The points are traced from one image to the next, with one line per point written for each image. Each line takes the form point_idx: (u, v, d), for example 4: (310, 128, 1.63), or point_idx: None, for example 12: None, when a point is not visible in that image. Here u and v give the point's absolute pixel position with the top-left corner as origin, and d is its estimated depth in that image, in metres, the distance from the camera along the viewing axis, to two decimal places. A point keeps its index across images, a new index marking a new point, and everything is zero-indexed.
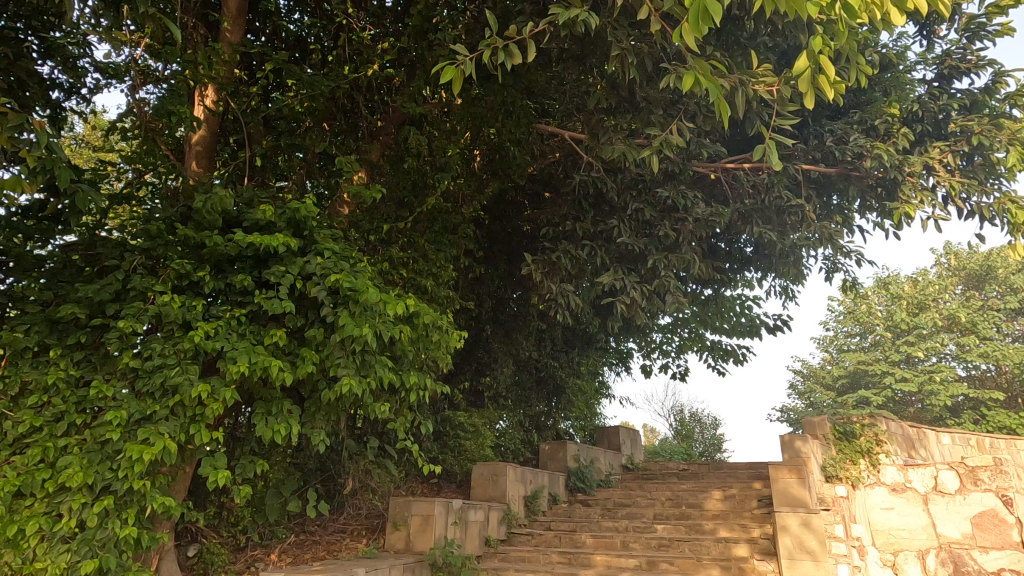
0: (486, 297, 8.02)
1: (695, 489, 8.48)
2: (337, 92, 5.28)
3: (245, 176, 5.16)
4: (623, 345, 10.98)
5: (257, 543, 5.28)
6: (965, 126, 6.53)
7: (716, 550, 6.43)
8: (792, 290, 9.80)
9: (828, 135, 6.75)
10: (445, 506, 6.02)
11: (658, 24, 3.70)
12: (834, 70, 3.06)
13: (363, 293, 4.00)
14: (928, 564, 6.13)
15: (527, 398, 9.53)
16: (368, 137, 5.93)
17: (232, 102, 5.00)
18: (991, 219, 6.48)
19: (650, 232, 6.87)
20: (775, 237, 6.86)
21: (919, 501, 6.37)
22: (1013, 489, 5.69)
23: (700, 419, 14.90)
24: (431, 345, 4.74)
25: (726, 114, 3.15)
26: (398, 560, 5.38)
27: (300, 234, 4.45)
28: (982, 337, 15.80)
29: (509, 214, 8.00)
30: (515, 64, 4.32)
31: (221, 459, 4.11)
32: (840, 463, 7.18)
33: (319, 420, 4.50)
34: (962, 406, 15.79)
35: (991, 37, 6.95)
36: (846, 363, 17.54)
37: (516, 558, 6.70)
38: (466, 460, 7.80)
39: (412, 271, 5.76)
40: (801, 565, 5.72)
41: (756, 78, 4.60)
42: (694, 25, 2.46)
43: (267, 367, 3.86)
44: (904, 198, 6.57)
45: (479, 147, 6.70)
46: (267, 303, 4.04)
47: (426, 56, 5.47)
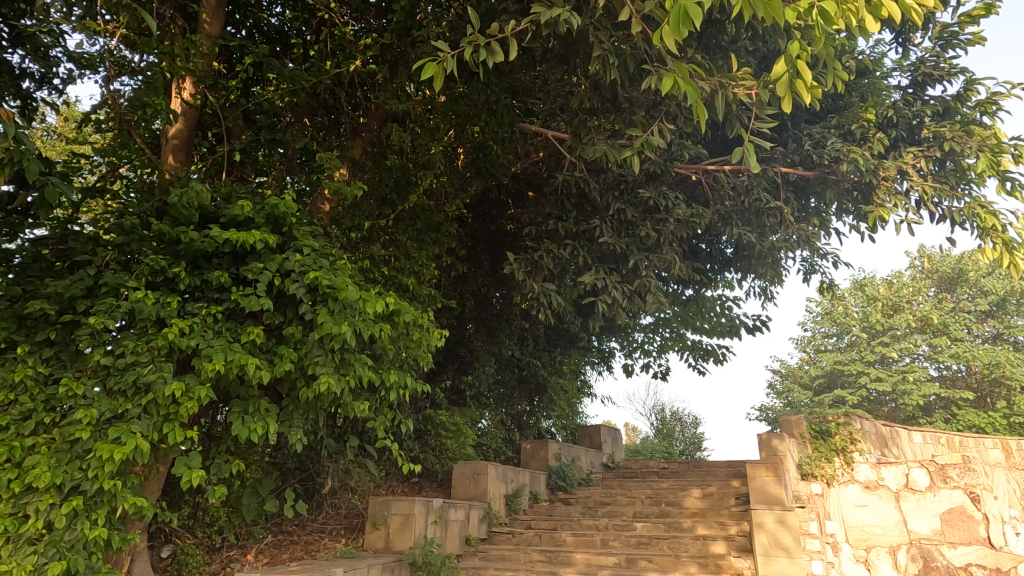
0: (469, 296, 8.02)
1: (674, 487, 8.58)
2: (318, 88, 5.23)
3: (224, 171, 5.08)
4: (606, 345, 11.07)
5: (234, 544, 5.21)
6: (938, 132, 6.68)
7: (694, 548, 6.50)
8: (771, 291, 9.94)
9: (806, 139, 6.87)
10: (425, 506, 6.00)
11: (640, 26, 3.71)
12: (810, 75, 3.13)
13: (342, 291, 3.96)
14: (898, 560, 6.39)
15: (509, 396, 9.54)
16: (351, 133, 5.88)
17: (210, 95, 4.91)
18: (962, 224, 6.64)
19: (631, 232, 6.92)
20: (755, 239, 6.95)
21: (890, 498, 6.58)
22: (979, 486, 6.17)
23: (681, 419, 15.05)
24: (412, 344, 4.71)
25: (705, 116, 3.17)
26: (377, 560, 5.35)
27: (279, 231, 4.40)
28: (953, 338, 16.22)
29: (492, 213, 7.99)
30: (498, 63, 4.30)
31: (196, 459, 4.05)
32: (816, 461, 7.10)
33: (296, 419, 4.45)
34: (934, 406, 16.19)
35: (964, 45, 7.12)
36: (824, 363, 17.85)
37: (496, 557, 6.70)
38: (447, 459, 7.79)
39: (394, 269, 5.72)
40: (776, 562, 5.83)
41: (736, 81, 4.65)
42: (674, 28, 2.49)
43: (244, 365, 3.81)
44: (879, 202, 6.70)
45: (463, 145, 6.67)
46: (244, 300, 3.98)
47: (409, 53, 5.44)
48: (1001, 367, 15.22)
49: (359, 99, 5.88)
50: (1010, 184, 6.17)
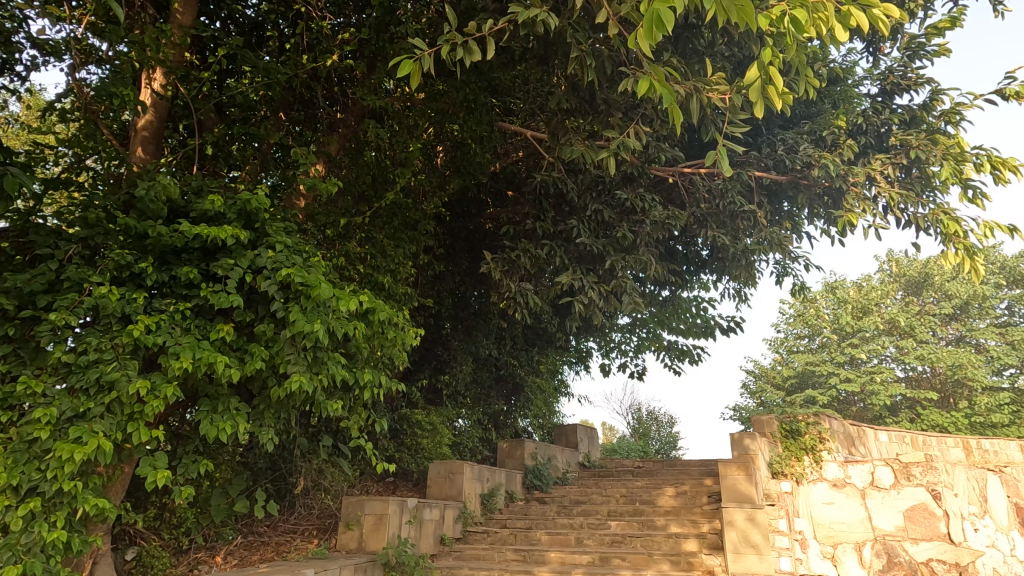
0: (446, 294, 7.99)
1: (649, 486, 8.69)
2: (294, 82, 5.16)
3: (195, 165, 4.97)
4: (583, 345, 11.14)
5: (202, 545, 5.09)
6: (904, 140, 6.87)
7: (667, 545, 6.58)
8: (745, 293, 10.12)
9: (780, 144, 7.01)
10: (399, 505, 5.97)
11: (616, 29, 3.72)
12: (781, 81, 3.19)
13: (315, 288, 3.91)
14: (863, 555, 6.59)
15: (486, 396, 9.53)
16: (327, 128, 5.80)
17: (182, 87, 4.78)
18: (926, 229, 6.85)
19: (608, 233, 6.97)
20: (729, 241, 7.05)
21: (857, 496, 6.79)
22: (940, 484, 6.59)
23: (657, 418, 15.26)
24: (386, 342, 4.67)
25: (679, 120, 3.20)
26: (350, 560, 5.29)
27: (251, 226, 4.31)
28: (919, 340, 16.73)
29: (471, 212, 7.97)
30: (475, 62, 4.28)
31: (162, 459, 3.95)
32: (786, 459, 7.04)
33: (267, 418, 4.38)
34: (900, 406, 16.68)
35: (930, 56, 7.33)
36: (796, 364, 18.16)
37: (471, 557, 6.69)
38: (423, 459, 7.76)
39: (370, 267, 5.65)
40: (746, 559, 5.95)
41: (711, 86, 4.71)
42: (648, 32, 2.51)
43: (213, 363, 3.73)
44: (848, 207, 6.86)
45: (441, 143, 6.63)
46: (213, 297, 3.90)
47: (387, 48, 5.40)
48: (964, 368, 15.74)
49: (336, 95, 5.81)
50: (971, 191, 6.38)
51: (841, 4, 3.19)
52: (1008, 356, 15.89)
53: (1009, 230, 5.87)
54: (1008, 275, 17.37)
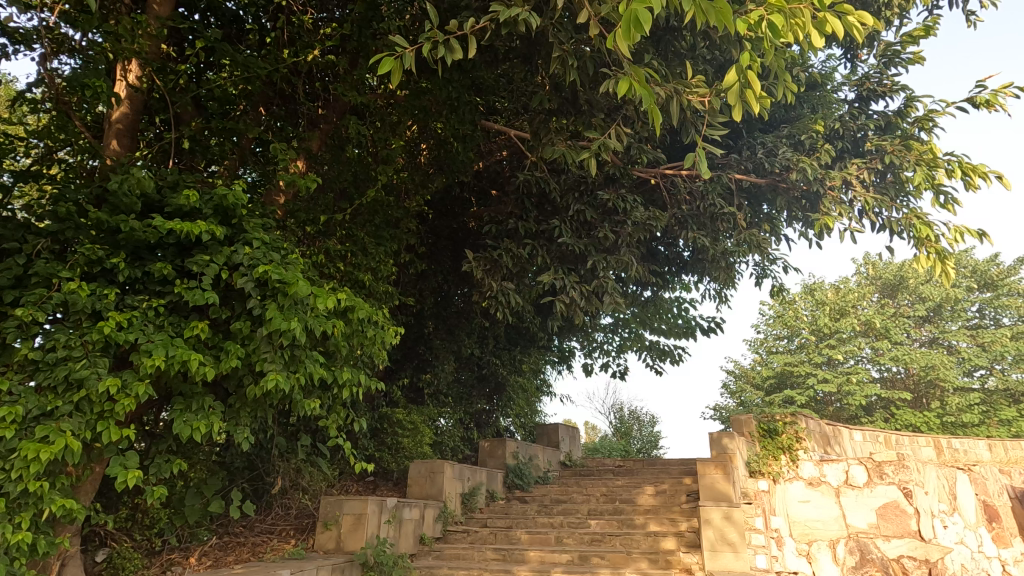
0: (429, 293, 7.95)
1: (629, 485, 8.76)
2: (274, 77, 5.08)
3: (172, 159, 4.88)
4: (566, 345, 11.19)
5: (175, 547, 5.00)
6: (879, 145, 7.00)
7: (646, 543, 6.64)
8: (726, 294, 10.24)
9: (759, 147, 7.10)
10: (378, 505, 5.93)
11: (597, 29, 3.73)
12: (759, 84, 3.21)
13: (292, 285, 3.86)
14: (837, 552, 6.70)
15: (468, 395, 9.52)
16: (309, 124, 5.74)
17: (157, 79, 4.67)
18: (900, 233, 7.00)
19: (590, 233, 7.00)
20: (709, 242, 7.13)
21: (831, 494, 6.91)
22: (911, 482, 6.74)
23: (639, 417, 15.39)
24: (366, 341, 4.62)
25: (658, 121, 3.21)
26: (327, 561, 5.24)
27: (228, 222, 4.24)
28: (894, 341, 17.11)
29: (455, 210, 7.94)
30: (456, 60, 4.27)
31: (133, 458, 3.88)
32: (763, 459, 7.18)
33: (243, 417, 4.32)
34: (875, 406, 17.01)
35: (905, 64, 7.48)
36: (775, 364, 18.40)
37: (450, 557, 6.66)
38: (403, 458, 7.72)
39: (351, 264, 5.60)
40: (722, 557, 6.00)
41: (691, 88, 4.75)
42: (626, 33, 2.53)
43: (186, 361, 3.67)
44: (825, 210, 6.99)
45: (425, 141, 6.60)
46: (187, 294, 3.83)
47: (369, 45, 5.36)
48: (936, 369, 16.12)
49: (317, 90, 5.76)
50: (943, 197, 6.52)
51: (817, 10, 3.24)
52: (979, 358, 16.31)
53: (978, 235, 6.02)
54: (980, 278, 17.85)
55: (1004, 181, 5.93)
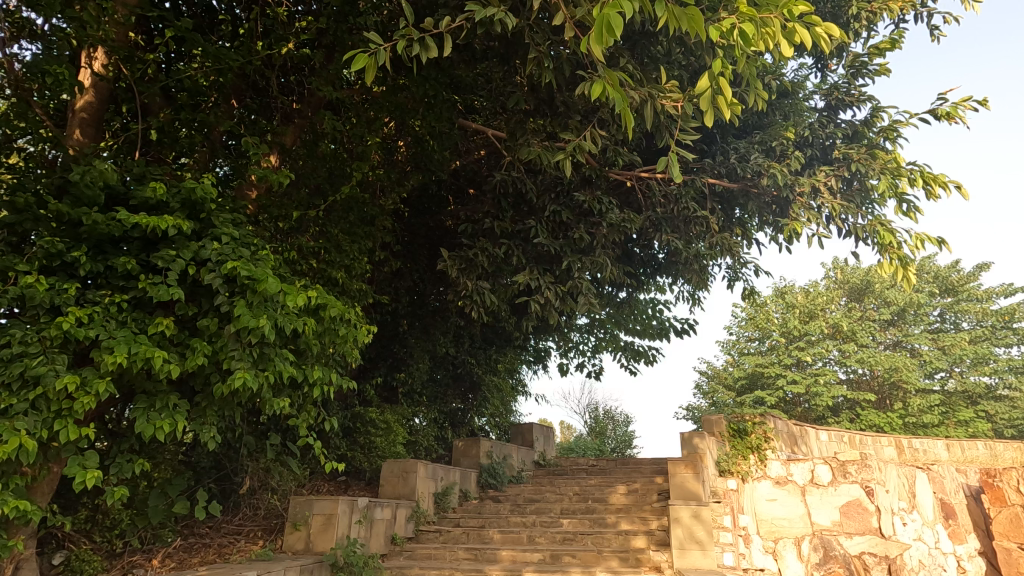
0: (404, 291, 7.91)
1: (602, 484, 8.84)
2: (247, 69, 4.98)
3: (139, 151, 4.75)
4: (542, 345, 11.23)
5: (137, 548, 4.87)
6: (847, 153, 7.20)
7: (617, 542, 6.71)
8: (699, 296, 10.41)
9: (732, 153, 7.23)
10: (349, 505, 5.87)
11: (572, 32, 3.74)
12: (731, 91, 3.26)
13: (261, 282, 3.80)
14: (802, 549, 6.88)
15: (443, 394, 9.50)
16: (283, 119, 5.64)
17: (124, 68, 4.54)
18: (865, 239, 7.21)
19: (566, 233, 7.03)
20: (682, 245, 7.24)
21: (798, 492, 7.08)
22: (873, 480, 6.96)
23: (613, 417, 15.57)
24: (337, 339, 4.55)
25: (631, 124, 3.25)
26: (295, 561, 5.17)
27: (196, 217, 4.15)
28: (860, 344, 17.60)
29: (432, 209, 7.90)
30: (432, 57, 4.24)
31: (92, 458, 3.76)
32: (732, 458, 7.22)
33: (210, 416, 4.22)
34: (841, 406, 17.45)
35: (872, 75, 7.70)
36: (746, 365, 18.76)
37: (422, 556, 6.64)
38: (376, 457, 7.66)
39: (324, 262, 5.54)
40: (690, 555, 6.09)
41: (665, 93, 4.81)
42: (598, 37, 2.58)
43: (150, 358, 3.58)
44: (794, 216, 7.15)
45: (402, 138, 6.55)
46: (152, 289, 3.72)
47: (345, 40, 5.29)
48: (899, 371, 16.63)
49: (292, 84, 5.67)
50: (906, 205, 6.74)
51: (787, 21, 3.33)
52: (939, 360, 16.88)
53: (938, 242, 6.23)
54: (941, 284, 18.47)
55: (962, 190, 6.16)
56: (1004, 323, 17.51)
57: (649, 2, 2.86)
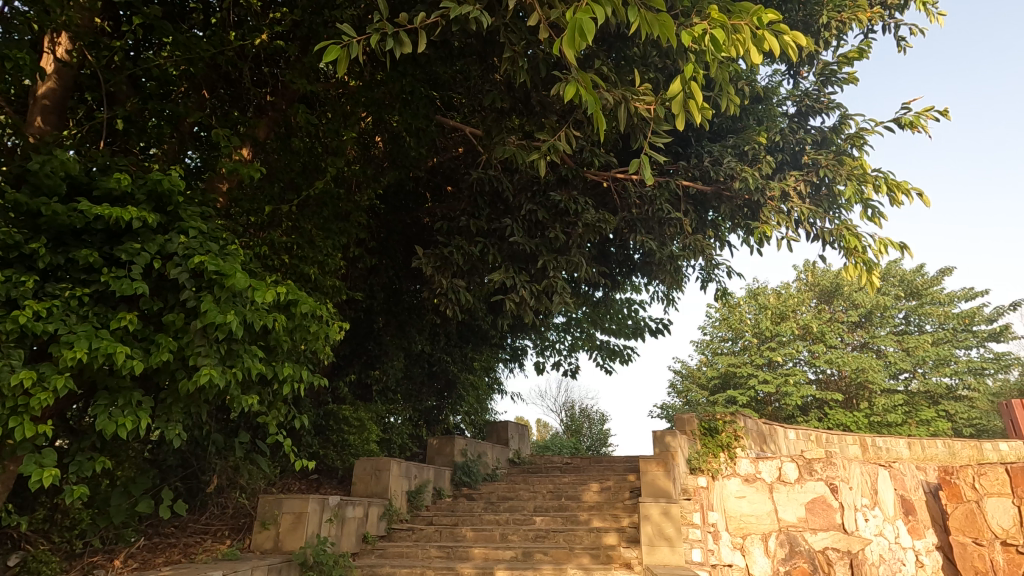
0: (379, 288, 7.87)
1: (575, 482, 8.91)
2: (219, 59, 4.87)
3: (104, 141, 4.61)
4: (518, 343, 11.27)
5: (98, 549, 4.75)
6: (816, 159, 7.38)
7: (588, 539, 6.78)
8: (673, 296, 10.58)
9: (706, 156, 7.35)
10: (319, 503, 5.82)
11: (547, 32, 3.75)
12: (702, 95, 3.31)
13: (230, 277, 3.73)
14: (768, 545, 7.03)
15: (417, 391, 9.50)
16: (256, 111, 5.55)
17: (89, 55, 4.40)
18: (832, 244, 7.40)
19: (542, 233, 7.06)
20: (656, 246, 7.34)
21: (765, 490, 7.26)
22: (838, 478, 7.17)
23: (589, 415, 15.73)
24: (308, 336, 4.49)
25: (603, 127, 3.29)
26: (263, 561, 5.09)
27: (163, 209, 4.05)
28: (829, 345, 18.02)
29: (409, 206, 7.86)
30: (405, 53, 4.21)
31: (50, 456, 3.64)
32: (703, 456, 7.34)
33: (175, 413, 4.13)
34: (811, 405, 17.84)
35: (841, 83, 7.90)
36: (719, 365, 19.15)
37: (393, 555, 6.61)
38: (349, 455, 7.60)
39: (296, 257, 5.44)
40: (659, 551, 6.16)
41: (638, 95, 4.86)
42: (571, 41, 2.61)
43: (112, 354, 3.48)
44: (765, 219, 7.29)
45: (379, 133, 6.50)
46: (114, 283, 3.62)
47: (320, 32, 5.24)
48: (865, 372, 17.07)
49: (265, 76, 5.58)
50: (871, 210, 6.93)
51: (756, 28, 3.42)
52: (903, 361, 17.38)
53: (899, 247, 6.43)
54: (906, 288, 19.05)
55: (924, 198, 6.36)
56: (964, 326, 18.13)
57: (621, 7, 2.90)
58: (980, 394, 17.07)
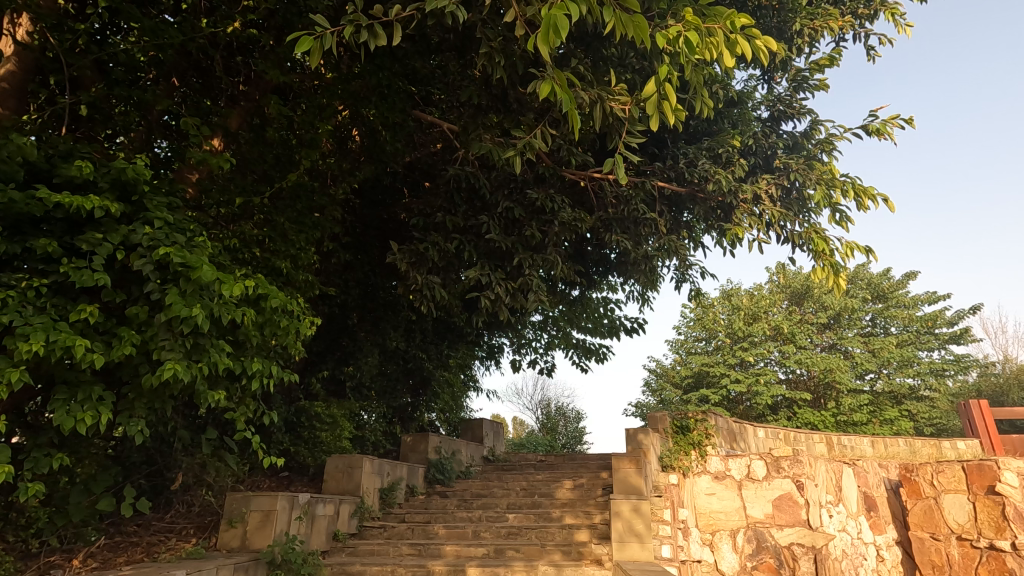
0: (354, 284, 7.79)
1: (549, 479, 8.96)
2: (189, 46, 4.76)
3: (67, 127, 4.46)
4: (495, 341, 11.27)
5: (55, 549, 4.60)
6: (787, 163, 7.55)
7: (560, 536, 6.85)
8: (648, 296, 10.71)
9: (681, 157, 7.45)
10: (288, 501, 5.73)
11: (523, 29, 3.70)
12: (675, 97, 3.34)
13: (196, 269, 3.65)
14: (736, 541, 7.16)
15: (392, 388, 9.43)
16: (229, 101, 5.44)
17: (51, 37, 4.24)
18: (802, 246, 7.56)
19: (518, 231, 7.06)
20: (631, 246, 7.42)
21: (734, 487, 7.40)
22: (804, 475, 7.35)
23: (564, 413, 15.85)
24: (278, 331, 4.41)
25: (577, 126, 3.30)
26: (228, 560, 4.98)
27: (127, 199, 3.93)
28: (799, 346, 18.41)
29: (385, 201, 7.78)
30: (380, 46, 4.15)
31: (3, 453, 3.50)
32: (675, 454, 7.40)
33: (139, 408, 4.01)
34: (781, 405, 18.24)
35: (812, 89, 8.08)
36: (692, 364, 19.52)
37: (364, 553, 6.56)
38: (321, 452, 7.50)
39: (269, 251, 5.32)
40: (629, 547, 6.19)
41: (613, 95, 4.91)
42: (545, 38, 2.63)
43: (71, 347, 3.37)
44: (737, 221, 7.42)
45: (355, 127, 6.42)
46: (74, 274, 3.50)
47: (295, 22, 5.17)
48: (833, 372, 17.50)
49: (237, 65, 5.46)
50: (838, 214, 7.10)
51: (730, 32, 3.46)
52: (869, 362, 17.85)
53: (865, 250, 6.61)
54: (873, 290, 19.61)
55: (889, 204, 6.55)
56: (927, 328, 18.71)
57: (596, 6, 2.91)
58: (941, 395, 17.62)
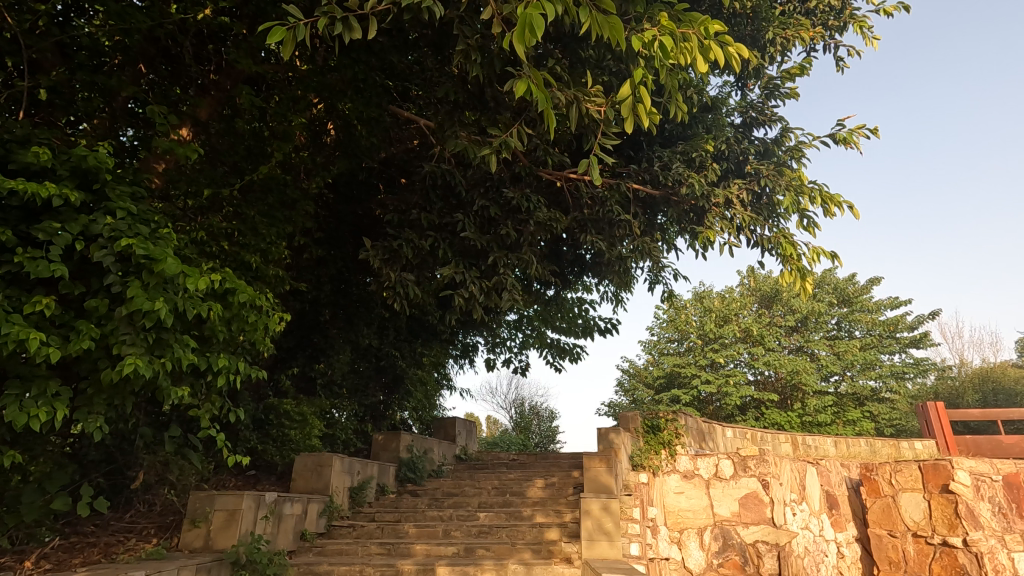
0: (326, 280, 7.69)
1: (521, 478, 8.98)
2: (157, 32, 4.65)
3: (25, 112, 4.27)
4: (469, 339, 11.25)
5: (6, 550, 4.43)
6: (758, 168, 7.70)
7: (531, 535, 6.89)
8: (622, 296, 10.80)
9: (656, 161, 7.54)
10: (254, 500, 5.61)
11: (500, 27, 3.68)
12: (650, 100, 3.38)
13: (160, 262, 3.55)
14: (703, 539, 7.29)
15: (364, 386, 9.34)
16: (198, 90, 5.31)
17: (8, 17, 3.97)
18: (771, 250, 7.72)
19: (494, 230, 7.05)
20: (606, 246, 7.49)
21: (702, 485, 7.54)
22: (769, 474, 7.53)
23: (538, 412, 15.91)
24: (246, 326, 4.31)
25: (552, 126, 3.30)
26: (190, 560, 4.86)
27: (88, 187, 3.79)
28: (767, 347, 18.80)
29: (360, 196, 7.69)
30: (355, 39, 4.09)
31: None
32: (645, 453, 7.47)
33: (98, 404, 3.88)
34: (749, 405, 18.62)
35: (783, 97, 8.26)
36: (665, 364, 19.82)
37: (332, 552, 6.47)
38: (289, 451, 7.37)
39: (238, 244, 5.21)
40: (598, 545, 6.22)
41: (589, 97, 4.95)
42: (520, 37, 2.63)
43: (24, 340, 3.23)
44: (709, 224, 7.55)
45: (330, 121, 6.33)
46: (29, 264, 3.35)
47: (268, 12, 5.08)
48: (799, 374, 17.93)
49: (208, 53, 5.36)
50: (806, 220, 7.27)
51: (704, 38, 3.52)
52: (834, 364, 18.32)
53: (830, 255, 6.79)
54: (839, 295, 20.17)
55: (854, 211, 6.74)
56: (890, 332, 19.30)
57: (572, 6, 2.92)
58: (901, 397, 18.19)
